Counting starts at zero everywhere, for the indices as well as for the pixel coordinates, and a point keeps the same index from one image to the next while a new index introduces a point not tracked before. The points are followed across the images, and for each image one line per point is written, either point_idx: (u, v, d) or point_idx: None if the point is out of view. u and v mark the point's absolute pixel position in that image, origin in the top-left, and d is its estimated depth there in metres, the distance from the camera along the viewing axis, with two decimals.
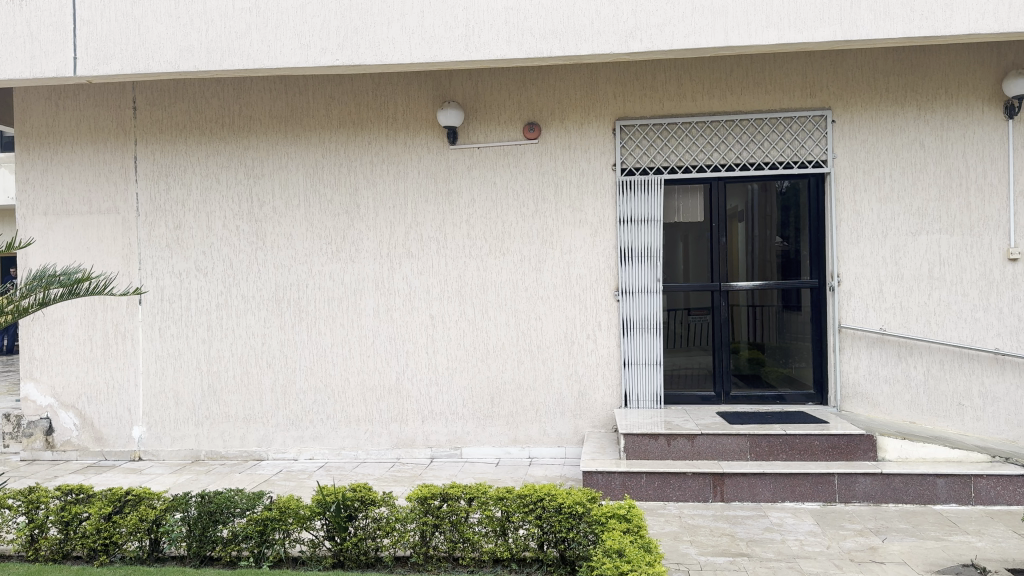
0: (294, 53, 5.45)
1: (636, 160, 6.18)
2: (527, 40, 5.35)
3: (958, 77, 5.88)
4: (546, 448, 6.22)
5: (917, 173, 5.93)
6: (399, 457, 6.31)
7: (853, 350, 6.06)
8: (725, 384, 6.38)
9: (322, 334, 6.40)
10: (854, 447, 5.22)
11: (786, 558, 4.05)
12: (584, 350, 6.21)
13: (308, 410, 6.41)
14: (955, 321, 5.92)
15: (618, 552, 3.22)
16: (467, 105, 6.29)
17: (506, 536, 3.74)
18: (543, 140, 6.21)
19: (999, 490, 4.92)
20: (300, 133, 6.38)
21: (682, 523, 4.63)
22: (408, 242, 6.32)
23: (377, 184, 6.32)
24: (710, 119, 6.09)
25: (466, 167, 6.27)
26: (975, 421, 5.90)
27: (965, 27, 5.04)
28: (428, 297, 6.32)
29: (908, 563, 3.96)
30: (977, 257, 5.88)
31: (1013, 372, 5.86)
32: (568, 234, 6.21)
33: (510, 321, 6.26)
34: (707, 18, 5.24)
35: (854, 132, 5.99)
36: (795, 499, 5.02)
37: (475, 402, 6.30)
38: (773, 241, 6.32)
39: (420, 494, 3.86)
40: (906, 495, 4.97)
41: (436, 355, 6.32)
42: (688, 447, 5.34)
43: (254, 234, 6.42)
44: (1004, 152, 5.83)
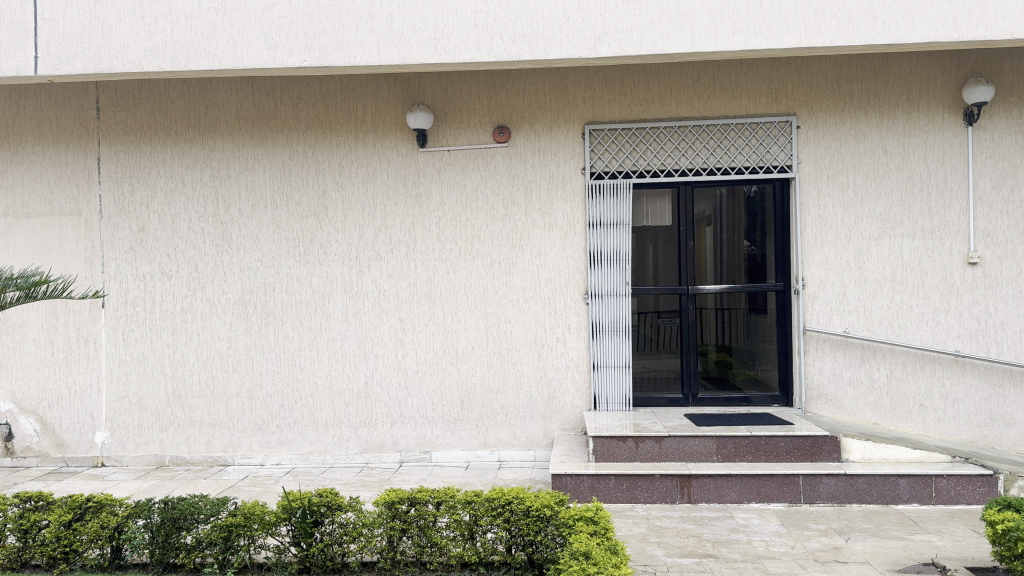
0: (261, 54, 5.40)
1: (605, 164, 6.21)
2: (496, 43, 5.36)
3: (920, 85, 5.99)
4: (515, 452, 6.22)
5: (880, 178, 6.03)
6: (367, 462, 6.26)
7: (818, 353, 6.14)
8: (693, 386, 6.44)
9: (289, 337, 6.34)
10: (818, 449, 5.28)
11: (752, 559, 4.08)
12: (554, 353, 6.23)
13: (275, 415, 6.35)
14: (917, 323, 6.03)
15: (585, 555, 3.22)
16: (437, 108, 6.28)
17: (474, 540, 3.73)
18: (512, 143, 6.22)
19: (959, 490, 5.01)
20: (267, 135, 6.31)
21: (649, 525, 4.66)
22: (377, 245, 6.29)
23: (346, 187, 6.28)
24: (678, 124, 6.15)
25: (436, 170, 6.26)
26: (936, 422, 6.01)
27: (926, 35, 5.14)
28: (397, 300, 6.29)
29: (870, 562, 4.02)
30: (938, 261, 6.00)
31: (972, 374, 5.98)
32: (537, 237, 6.22)
33: (479, 325, 6.26)
34: (674, 24, 5.29)
35: (819, 138, 6.07)
36: (761, 500, 5.07)
37: (444, 406, 6.28)
38: (740, 245, 6.40)
39: (388, 499, 3.83)
40: (869, 496, 5.05)
41: (405, 359, 6.29)
42: (656, 449, 5.38)
43: (221, 237, 6.35)
44: (964, 158, 5.96)
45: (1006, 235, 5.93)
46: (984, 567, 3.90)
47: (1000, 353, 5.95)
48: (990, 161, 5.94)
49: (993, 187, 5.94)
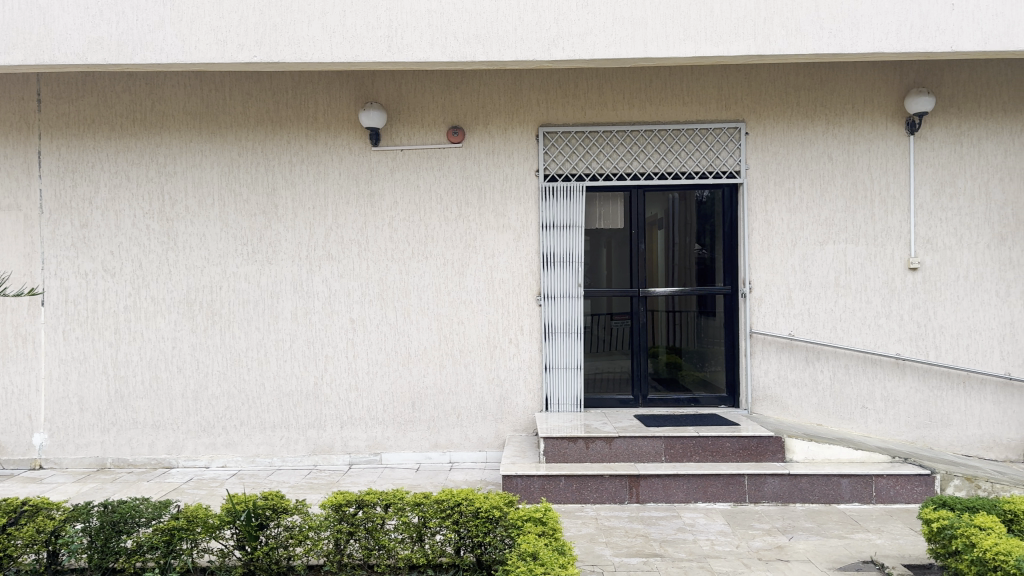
0: (210, 49, 5.30)
1: (558, 167, 6.23)
2: (450, 44, 5.34)
3: (865, 94, 6.15)
4: (466, 453, 6.20)
5: (825, 185, 6.17)
6: (315, 464, 6.19)
7: (764, 355, 6.24)
8: (643, 387, 6.50)
9: (237, 337, 6.24)
10: (763, 449, 5.39)
11: (697, 558, 4.14)
12: (506, 354, 6.23)
13: (221, 416, 6.24)
14: (859, 326, 6.18)
15: (532, 556, 3.23)
16: (391, 106, 6.24)
17: (422, 542, 3.71)
18: (466, 144, 6.21)
19: (898, 489, 5.15)
20: (216, 131, 6.20)
21: (598, 525, 4.68)
22: (328, 244, 6.22)
23: (296, 185, 6.20)
24: (630, 128, 6.21)
25: (389, 169, 6.21)
26: (877, 423, 6.17)
27: (870, 46, 5.28)
28: (348, 300, 6.23)
29: (812, 561, 4.11)
30: (880, 266, 6.16)
31: (912, 376, 6.16)
32: (490, 238, 6.22)
33: (431, 325, 6.23)
34: (627, 29, 5.34)
35: (767, 145, 6.19)
36: (707, 500, 5.14)
37: (395, 408, 6.24)
38: (691, 248, 6.49)
39: (335, 501, 3.79)
40: (812, 495, 5.16)
41: (355, 360, 6.24)
42: (606, 449, 5.41)
43: (166, 234, 6.21)
44: (906, 167, 6.13)
45: (944, 242, 6.13)
46: (920, 565, 4.02)
47: (938, 356, 6.14)
48: (930, 169, 6.13)
49: (933, 195, 6.13)
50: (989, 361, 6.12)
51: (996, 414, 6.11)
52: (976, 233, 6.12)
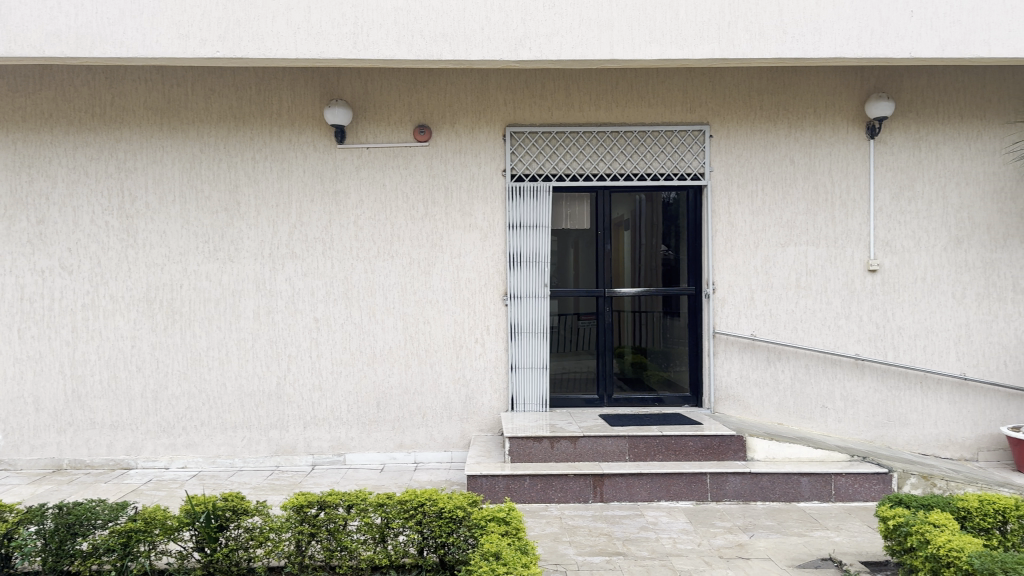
0: (173, 43, 5.22)
1: (525, 167, 6.24)
2: (416, 42, 5.32)
3: (826, 98, 6.24)
4: (431, 453, 6.19)
5: (787, 188, 6.25)
6: (278, 465, 6.12)
7: (727, 354, 6.31)
8: (608, 387, 6.54)
9: (198, 336, 6.15)
10: (725, 448, 5.45)
11: (659, 556, 4.18)
12: (472, 354, 6.23)
13: (181, 416, 6.14)
14: (820, 327, 6.28)
15: (495, 556, 3.22)
16: (356, 104, 6.19)
17: (385, 543, 3.69)
18: (433, 143, 6.19)
19: (857, 487, 5.25)
20: (177, 127, 6.10)
21: (562, 524, 4.70)
22: (292, 242, 6.16)
23: (259, 182, 6.13)
24: (597, 129, 6.23)
25: (354, 167, 6.17)
26: (837, 422, 6.27)
27: (832, 51, 5.36)
28: (312, 299, 6.18)
29: (772, 558, 4.16)
30: (841, 267, 6.26)
31: (871, 376, 6.27)
32: (456, 238, 6.21)
33: (396, 325, 6.20)
34: (594, 30, 5.36)
35: (730, 148, 6.25)
36: (670, 498, 5.19)
37: (360, 408, 6.19)
38: (656, 249, 6.54)
39: (296, 502, 3.75)
40: (772, 493, 5.22)
41: (319, 359, 6.18)
42: (571, 449, 5.43)
43: (126, 231, 6.10)
44: (866, 170, 6.24)
45: (903, 244, 6.25)
46: (877, 561, 4.09)
47: (896, 357, 6.27)
48: (890, 173, 6.25)
49: (892, 198, 6.24)
50: (945, 362, 6.26)
51: (951, 413, 6.26)
52: (933, 236, 6.25)
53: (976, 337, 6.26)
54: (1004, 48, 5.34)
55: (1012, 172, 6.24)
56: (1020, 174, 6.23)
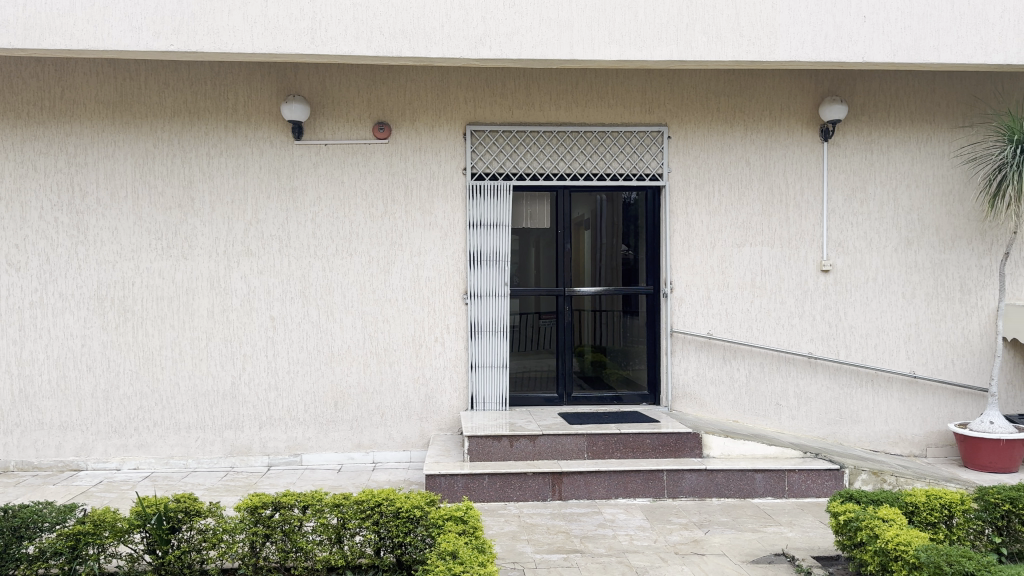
0: (125, 35, 5.11)
1: (486, 165, 6.23)
2: (375, 38, 5.28)
3: (782, 101, 6.35)
4: (390, 453, 6.16)
5: (743, 189, 6.34)
6: (233, 466, 6.04)
7: (684, 353, 6.37)
8: (568, 385, 6.56)
9: (151, 334, 6.03)
10: (681, 445, 5.51)
11: (616, 553, 4.21)
12: (431, 352, 6.21)
13: (133, 416, 6.02)
14: (774, 326, 6.39)
15: (452, 555, 3.22)
16: (314, 99, 6.12)
17: (341, 543, 3.66)
18: (392, 140, 6.15)
19: (809, 483, 5.35)
20: (130, 121, 5.97)
21: (520, 523, 4.70)
22: (248, 240, 6.07)
23: (214, 178, 6.03)
24: (557, 129, 6.25)
25: (312, 164, 6.10)
26: (790, 420, 6.38)
27: (787, 54, 5.45)
28: (269, 298, 6.10)
29: (727, 554, 4.22)
30: (795, 267, 6.37)
31: (823, 374, 6.40)
32: (416, 236, 6.18)
33: (355, 324, 6.16)
34: (554, 30, 5.37)
35: (688, 149, 6.32)
36: (627, 495, 5.23)
37: (317, 408, 6.14)
38: (616, 248, 6.57)
39: (251, 503, 3.70)
40: (727, 490, 5.30)
41: (276, 359, 6.11)
42: (530, 447, 5.43)
43: (75, 227, 5.96)
44: (819, 172, 6.36)
45: (855, 245, 6.38)
46: (828, 556, 4.16)
47: (848, 355, 6.40)
48: (842, 175, 6.37)
49: (845, 199, 6.37)
50: (895, 360, 6.42)
51: (901, 411, 6.42)
52: (884, 238, 6.40)
53: (925, 335, 6.42)
54: (951, 54, 5.50)
55: (960, 175, 6.41)
56: (967, 177, 6.41)
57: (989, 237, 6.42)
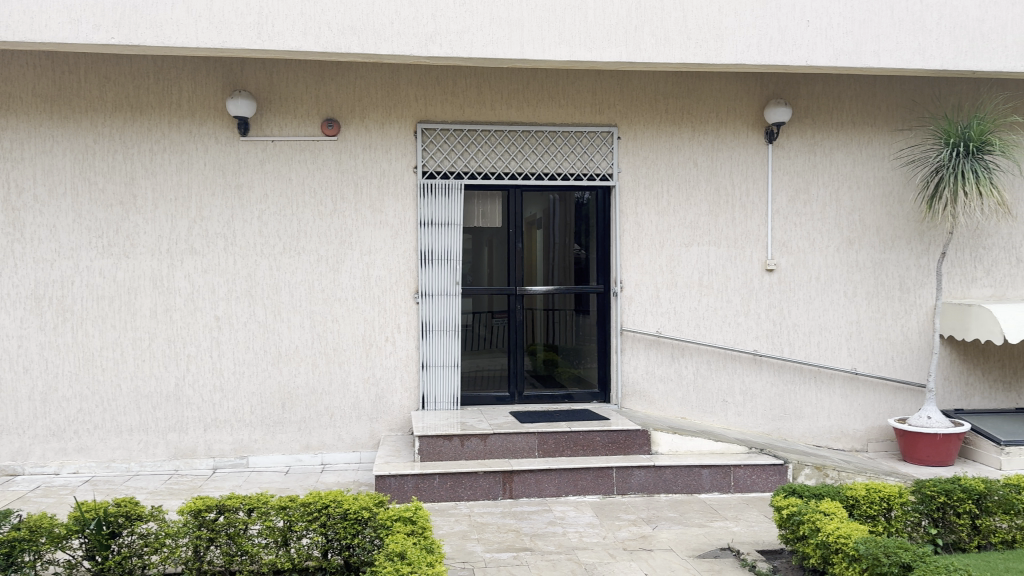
0: (63, 27, 4.96)
1: (437, 164, 6.21)
2: (324, 34, 5.22)
3: (728, 103, 6.45)
4: (340, 454, 6.10)
5: (691, 190, 6.43)
6: (177, 469, 5.92)
7: (633, 351, 6.44)
8: (519, 384, 6.57)
9: (91, 335, 5.87)
10: (631, 442, 5.58)
11: (566, 551, 4.23)
12: (382, 352, 6.17)
13: (72, 420, 5.86)
14: (721, 325, 6.49)
15: (400, 556, 3.21)
16: (261, 95, 6.02)
17: (288, 546, 3.61)
18: (342, 137, 6.09)
19: (754, 478, 5.46)
20: (68, 116, 5.80)
21: (470, 522, 4.69)
22: (192, 238, 5.95)
23: (157, 174, 5.90)
24: (508, 128, 6.26)
25: (259, 161, 6.01)
26: (736, 416, 6.50)
27: (733, 57, 5.55)
28: (214, 297, 5.99)
29: (674, 549, 4.28)
30: (740, 267, 6.49)
31: (768, 371, 6.53)
32: (366, 235, 6.13)
33: (303, 324, 6.08)
34: (504, 29, 5.38)
35: (637, 149, 6.39)
36: (578, 493, 5.27)
37: (264, 409, 6.04)
38: (568, 248, 6.61)
39: (194, 507, 3.62)
40: (675, 486, 5.38)
41: (221, 359, 6.00)
42: (481, 446, 5.43)
43: (11, 225, 5.77)
44: (764, 173, 6.48)
45: (799, 245, 6.52)
46: (772, 549, 4.25)
47: (792, 353, 6.55)
48: (787, 176, 6.50)
49: (789, 200, 6.51)
50: (837, 357, 6.58)
51: (842, 407, 6.59)
52: (827, 238, 6.55)
53: (866, 333, 6.60)
54: (891, 59, 5.66)
55: (900, 177, 6.60)
56: (906, 179, 6.60)
57: (927, 237, 6.63)
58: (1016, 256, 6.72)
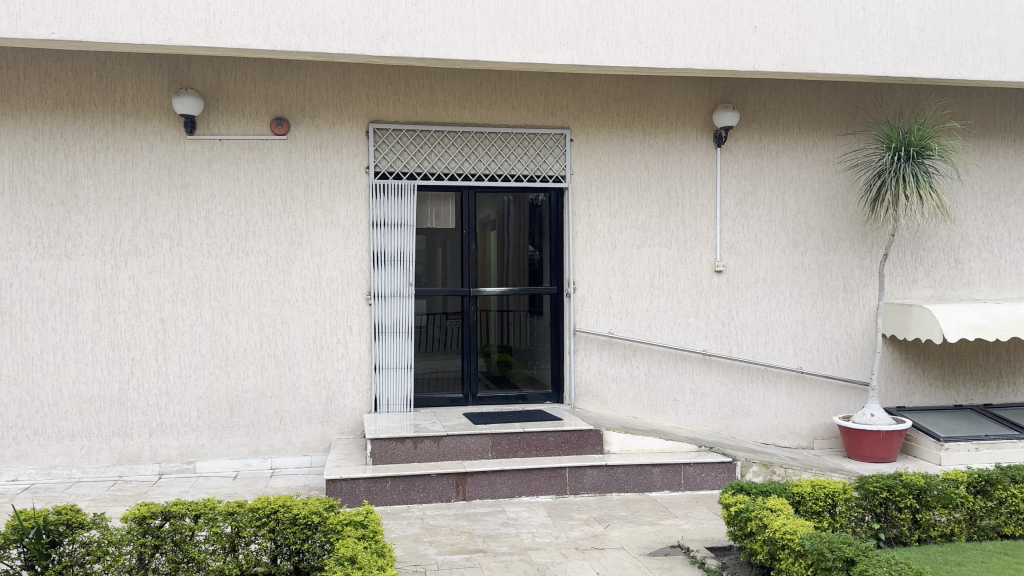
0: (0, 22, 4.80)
1: (389, 164, 6.17)
2: (273, 32, 5.15)
3: (678, 107, 6.54)
4: (290, 458, 6.03)
5: (642, 192, 6.51)
6: (121, 475, 5.78)
7: (586, 352, 6.48)
8: (473, 385, 6.56)
9: (30, 338, 5.70)
10: (583, 442, 5.62)
11: (519, 551, 4.24)
12: (334, 354, 6.12)
13: (10, 426, 5.68)
14: (671, 325, 6.58)
15: (351, 560, 3.19)
16: (208, 93, 5.91)
17: (236, 552, 3.56)
18: (291, 137, 6.01)
19: (704, 476, 5.54)
20: (7, 113, 5.61)
21: (423, 525, 4.67)
22: (136, 239, 5.82)
23: (100, 174, 5.75)
24: (461, 129, 6.25)
25: (206, 160, 5.90)
26: (686, 415, 6.59)
27: (683, 62, 5.63)
28: (160, 299, 5.87)
29: (626, 548, 4.32)
30: (690, 268, 6.59)
31: (717, 370, 6.64)
32: (317, 236, 6.07)
33: (252, 326, 5.99)
34: (456, 30, 5.38)
35: (589, 152, 6.43)
36: (531, 493, 5.29)
37: (212, 413, 5.94)
38: (523, 249, 6.62)
39: (138, 514, 3.54)
40: (626, 485, 5.44)
41: (167, 363, 5.88)
42: (433, 449, 5.41)
43: None
44: (713, 176, 6.59)
45: (746, 247, 6.64)
46: (721, 547, 4.32)
47: (740, 352, 6.66)
48: (735, 179, 6.62)
49: (737, 203, 6.62)
50: (783, 356, 6.72)
51: (789, 405, 6.73)
52: (774, 240, 6.68)
53: (811, 333, 6.75)
54: (835, 65, 5.80)
55: (844, 181, 6.77)
56: (850, 182, 6.76)
57: (870, 240, 6.81)
58: (954, 258, 6.93)
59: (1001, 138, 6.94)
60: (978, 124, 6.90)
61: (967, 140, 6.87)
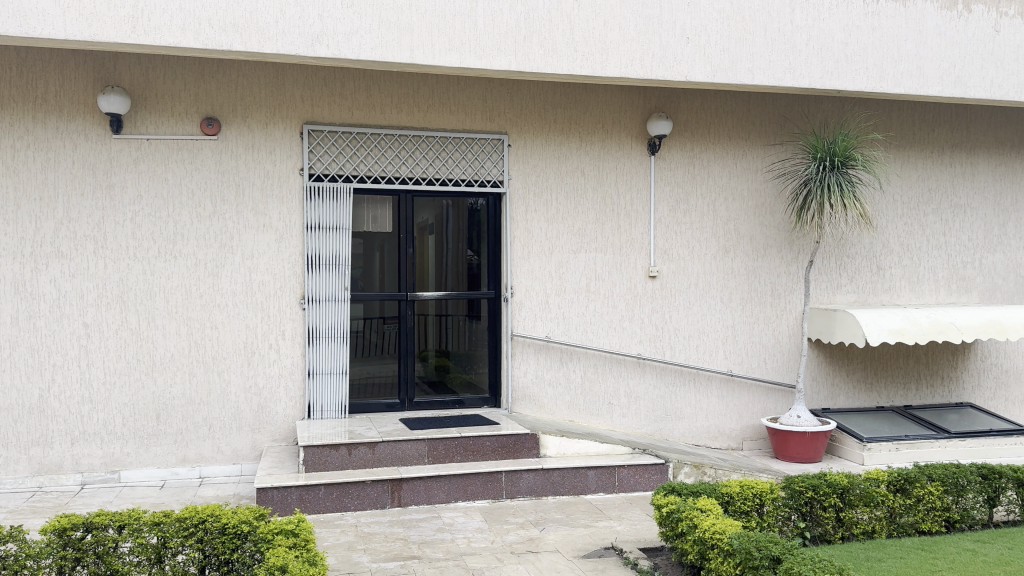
0: None
1: (324, 167, 6.09)
2: (204, 31, 5.04)
3: (613, 114, 6.64)
4: (219, 467, 5.90)
5: (578, 198, 6.58)
6: (40, 486, 5.57)
7: (522, 356, 6.51)
8: (410, 391, 6.51)
9: None
10: (519, 446, 5.64)
11: (454, 557, 4.24)
12: (266, 360, 6.01)
13: None
14: (606, 330, 6.66)
15: (281, 569, 3.14)
16: (136, 91, 5.75)
17: (161, 564, 3.46)
18: (222, 137, 5.89)
19: (637, 478, 5.64)
20: None
21: (357, 532, 4.63)
22: (58, 241, 5.62)
23: (20, 173, 5.53)
24: (398, 132, 6.21)
25: (132, 160, 5.74)
26: (621, 418, 6.68)
27: (618, 70, 5.73)
28: (82, 303, 5.67)
29: (560, 550, 4.36)
30: (625, 274, 6.68)
31: (651, 373, 6.75)
32: (250, 238, 5.96)
33: (181, 331, 5.85)
34: (394, 33, 5.36)
35: (526, 157, 6.47)
36: (466, 498, 5.28)
37: (138, 420, 5.77)
38: (460, 254, 6.62)
39: (58, 525, 3.41)
40: (561, 488, 5.49)
41: (90, 369, 5.69)
42: (368, 455, 5.36)
43: None
44: (647, 183, 6.70)
45: (679, 253, 6.78)
46: (653, 548, 4.39)
47: (673, 356, 6.79)
48: (668, 187, 6.75)
49: (670, 210, 6.75)
50: (714, 360, 6.87)
51: (719, 407, 6.88)
52: (706, 246, 6.83)
53: (741, 337, 6.92)
54: (764, 76, 5.97)
55: (772, 190, 6.97)
56: (778, 191, 6.97)
57: (797, 246, 7.02)
58: (876, 264, 7.20)
59: (919, 149, 7.24)
60: (899, 135, 7.18)
61: (888, 151, 7.14)
